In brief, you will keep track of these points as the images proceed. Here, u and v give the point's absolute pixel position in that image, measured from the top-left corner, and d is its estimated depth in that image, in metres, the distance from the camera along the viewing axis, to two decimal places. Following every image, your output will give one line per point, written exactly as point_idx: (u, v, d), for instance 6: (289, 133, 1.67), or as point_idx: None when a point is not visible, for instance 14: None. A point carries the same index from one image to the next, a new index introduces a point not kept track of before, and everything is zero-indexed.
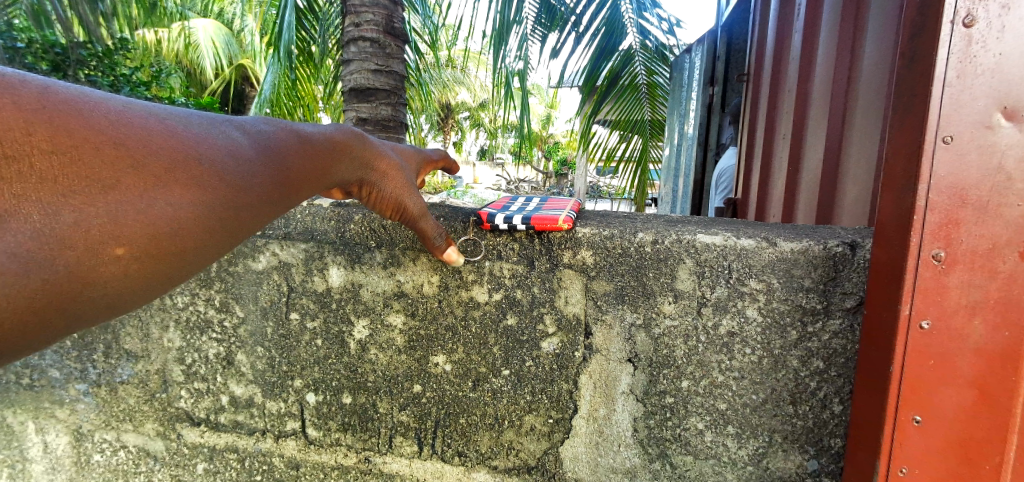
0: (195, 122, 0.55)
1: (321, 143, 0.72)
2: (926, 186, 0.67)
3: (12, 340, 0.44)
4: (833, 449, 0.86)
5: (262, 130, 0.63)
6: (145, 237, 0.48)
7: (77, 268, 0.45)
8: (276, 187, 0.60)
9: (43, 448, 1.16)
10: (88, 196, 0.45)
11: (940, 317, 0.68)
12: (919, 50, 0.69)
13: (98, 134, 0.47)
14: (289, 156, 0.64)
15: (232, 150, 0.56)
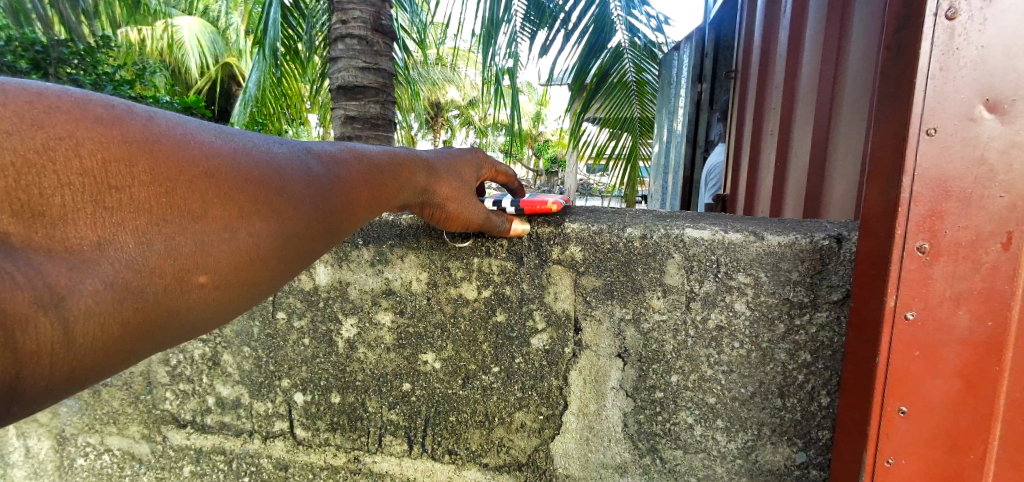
0: (278, 149, 0.58)
1: (393, 162, 0.74)
2: (910, 179, 0.68)
3: (102, 366, 0.46)
4: (821, 441, 0.86)
5: (339, 154, 0.66)
6: (228, 262, 0.51)
7: (166, 295, 0.48)
8: (344, 213, 0.63)
9: (25, 452, 1.14)
10: (179, 226, 0.48)
11: (926, 308, 0.69)
12: (903, 42, 0.69)
13: (191, 165, 0.50)
14: (358, 180, 0.66)
15: (312, 175, 0.60)
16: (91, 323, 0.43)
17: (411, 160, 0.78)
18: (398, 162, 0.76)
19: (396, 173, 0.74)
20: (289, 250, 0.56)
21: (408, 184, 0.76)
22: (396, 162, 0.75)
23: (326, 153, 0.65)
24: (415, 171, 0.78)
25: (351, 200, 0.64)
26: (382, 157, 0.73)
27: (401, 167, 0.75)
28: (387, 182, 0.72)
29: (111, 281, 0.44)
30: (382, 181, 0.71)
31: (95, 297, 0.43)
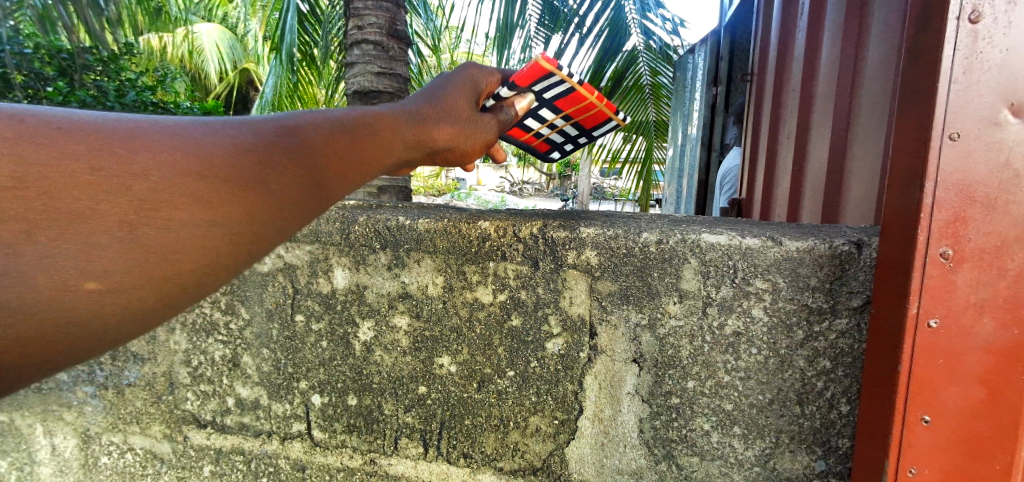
0: (229, 128, 0.57)
1: (364, 125, 0.72)
2: (933, 184, 0.67)
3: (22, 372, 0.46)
4: (841, 450, 0.85)
5: (297, 122, 0.64)
6: (131, 263, 0.48)
7: (62, 305, 0.45)
8: (306, 189, 0.61)
9: (51, 450, 1.17)
10: (57, 233, 0.44)
11: (949, 315, 0.68)
12: (924, 46, 0.68)
13: (102, 169, 0.47)
14: (322, 154, 0.64)
15: (264, 153, 0.58)
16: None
17: (386, 120, 0.77)
18: (373, 126, 0.74)
19: (368, 137, 0.72)
20: (251, 234, 0.55)
21: (386, 146, 0.75)
22: (369, 124, 0.73)
23: (283, 122, 0.63)
24: (392, 130, 0.77)
25: (313, 175, 0.62)
26: (351, 120, 0.71)
27: (375, 130, 0.74)
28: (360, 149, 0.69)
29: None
30: (354, 150, 0.68)
31: None
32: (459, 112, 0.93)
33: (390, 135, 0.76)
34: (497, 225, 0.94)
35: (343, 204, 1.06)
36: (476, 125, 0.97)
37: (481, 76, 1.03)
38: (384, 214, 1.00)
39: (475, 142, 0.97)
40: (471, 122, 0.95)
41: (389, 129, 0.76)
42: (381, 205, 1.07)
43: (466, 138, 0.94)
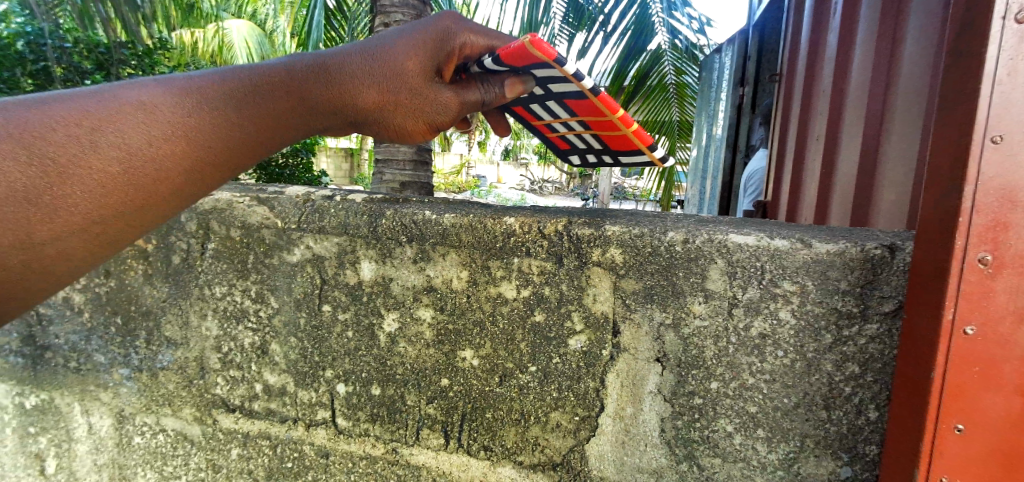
0: (53, 111, 0.56)
1: (237, 103, 0.67)
2: (973, 187, 0.65)
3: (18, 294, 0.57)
4: (868, 457, 0.84)
5: (144, 99, 0.61)
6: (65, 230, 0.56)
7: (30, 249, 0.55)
8: (179, 180, 0.63)
9: (88, 429, 1.22)
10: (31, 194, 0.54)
11: (986, 322, 0.66)
12: (966, 45, 0.67)
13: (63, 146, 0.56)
14: (200, 137, 0.63)
15: (57, 158, 0.55)
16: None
17: (279, 89, 0.70)
18: (248, 106, 0.68)
19: (235, 122, 0.66)
20: (103, 232, 0.59)
21: (265, 132, 0.69)
22: (240, 105, 0.67)
23: (133, 96, 0.61)
24: (283, 103, 0.71)
25: (186, 164, 0.63)
26: (217, 99, 0.66)
27: (245, 113, 0.67)
28: (209, 144, 0.64)
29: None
30: (197, 154, 0.63)
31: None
32: (406, 74, 0.84)
33: (279, 114, 0.70)
34: (522, 221, 0.95)
35: (371, 197, 1.08)
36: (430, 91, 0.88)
37: (456, 33, 0.93)
38: (411, 208, 1.01)
39: (427, 110, 0.89)
40: (421, 87, 0.86)
41: (276, 107, 0.70)
42: (407, 199, 1.09)
43: (408, 106, 0.85)
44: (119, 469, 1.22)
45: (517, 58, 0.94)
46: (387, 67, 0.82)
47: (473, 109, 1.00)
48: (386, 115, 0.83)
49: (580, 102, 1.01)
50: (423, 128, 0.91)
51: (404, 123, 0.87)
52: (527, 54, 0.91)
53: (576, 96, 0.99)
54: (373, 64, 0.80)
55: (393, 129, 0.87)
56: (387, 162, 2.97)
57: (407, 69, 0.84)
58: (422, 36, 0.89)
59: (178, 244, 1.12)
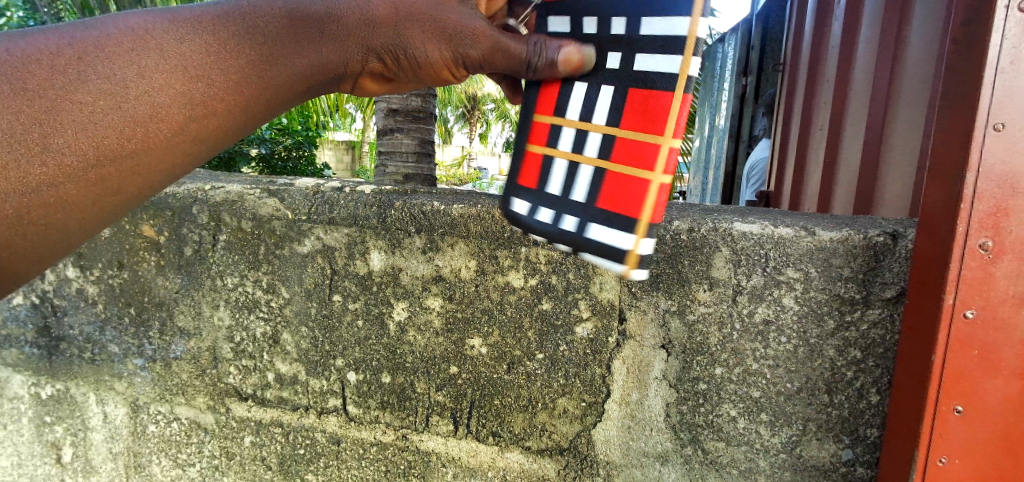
0: (33, 39, 0.49)
1: (236, 28, 0.56)
2: (975, 174, 0.66)
3: (35, 245, 0.52)
4: (870, 439, 0.85)
5: (135, 24, 0.53)
6: (60, 174, 0.49)
7: (31, 192, 0.49)
8: (189, 119, 0.54)
9: (103, 418, 1.24)
10: (24, 130, 0.47)
11: (986, 307, 0.68)
12: (971, 34, 0.67)
13: (54, 76, 0.49)
14: (201, 62, 0.54)
15: (40, 97, 0.48)
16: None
17: (283, 11, 0.59)
18: (247, 30, 0.57)
19: (239, 51, 0.56)
20: (111, 179, 0.52)
21: (273, 62, 0.58)
22: (241, 29, 0.56)
23: (123, 22, 0.53)
24: (291, 29, 0.59)
25: (196, 100, 0.54)
26: (215, 23, 0.55)
27: (245, 39, 0.56)
28: (213, 79, 0.55)
29: None
30: (197, 89, 0.54)
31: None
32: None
33: (285, 40, 0.58)
34: None
35: (380, 188, 1.10)
36: (455, 14, 0.69)
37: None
38: (420, 199, 1.02)
39: (449, 32, 0.69)
40: (444, 10, 0.69)
41: (281, 31, 0.58)
42: (415, 190, 1.10)
43: (426, 28, 0.68)
44: (134, 457, 1.24)
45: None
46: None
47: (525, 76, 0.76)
48: (405, 44, 0.68)
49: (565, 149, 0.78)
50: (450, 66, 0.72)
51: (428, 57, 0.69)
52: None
53: (648, 88, 0.71)
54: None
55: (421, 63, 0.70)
56: (390, 154, 2.98)
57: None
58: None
59: (191, 236, 1.13)
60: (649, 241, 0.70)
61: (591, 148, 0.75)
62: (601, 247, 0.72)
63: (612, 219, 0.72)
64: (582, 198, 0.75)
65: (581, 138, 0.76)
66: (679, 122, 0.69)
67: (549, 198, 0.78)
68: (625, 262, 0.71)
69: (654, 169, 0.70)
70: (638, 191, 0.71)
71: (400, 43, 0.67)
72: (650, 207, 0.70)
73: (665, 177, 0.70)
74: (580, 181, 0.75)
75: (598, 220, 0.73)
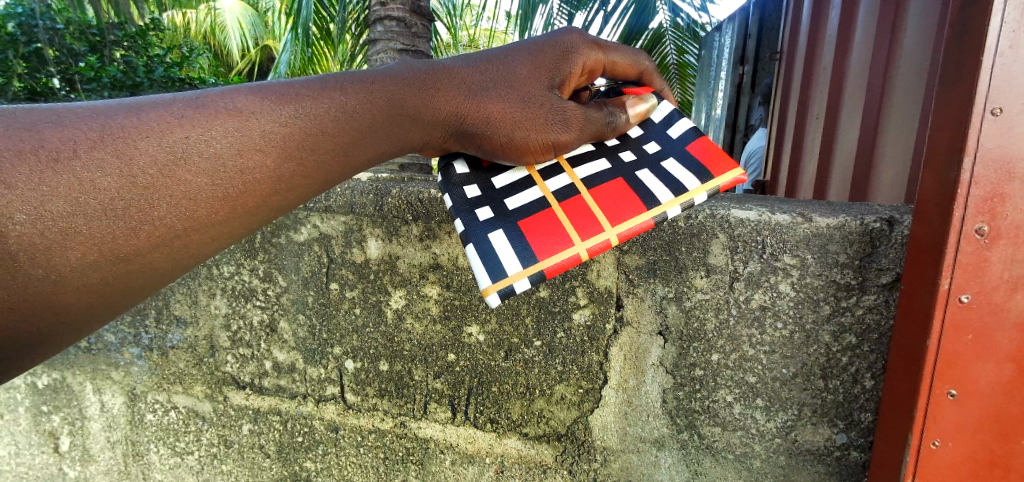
0: (145, 114, 0.58)
1: (337, 114, 0.67)
2: (972, 159, 0.66)
3: (115, 303, 0.60)
4: (864, 424, 0.86)
5: (237, 104, 0.63)
6: (150, 245, 0.58)
7: (124, 261, 0.57)
8: (269, 191, 0.64)
9: (100, 407, 1.24)
10: (123, 211, 0.55)
11: (980, 292, 0.68)
12: (971, 18, 0.67)
13: (162, 153, 0.57)
14: (300, 143, 0.65)
15: (146, 176, 0.56)
16: (82, 276, 0.55)
17: (384, 99, 0.70)
18: (350, 116, 0.68)
19: (332, 134, 0.66)
20: (189, 246, 0.61)
21: (361, 142, 0.69)
22: (343, 115, 0.67)
23: (228, 102, 0.63)
24: (386, 114, 0.70)
25: (282, 177, 0.64)
26: (319, 108, 0.66)
27: (343, 124, 0.67)
28: (303, 157, 0.65)
29: (83, 249, 0.54)
30: (284, 167, 0.64)
31: (84, 258, 0.55)
32: (521, 81, 0.74)
33: (380, 127, 0.70)
34: None
35: (376, 175, 1.09)
36: (546, 98, 0.74)
37: (585, 46, 0.78)
38: (417, 186, 1.02)
39: (529, 119, 0.73)
40: (536, 94, 0.74)
41: (376, 118, 0.69)
42: (412, 178, 1.09)
43: (517, 117, 0.73)
44: (132, 445, 1.24)
45: (713, 155, 0.76)
46: (500, 75, 0.75)
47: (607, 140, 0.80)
48: (484, 133, 0.74)
49: (537, 170, 0.79)
50: (541, 147, 0.75)
51: (516, 140, 0.74)
52: (706, 161, 0.76)
53: (631, 187, 0.76)
54: (485, 74, 0.75)
55: (507, 145, 0.74)
56: None
57: (521, 77, 0.75)
58: (539, 46, 0.76)
59: None
60: (527, 283, 0.69)
61: (553, 183, 0.77)
62: (488, 253, 0.72)
63: (519, 241, 0.72)
64: (511, 209, 0.76)
65: (552, 173, 0.78)
66: (630, 230, 0.72)
67: (486, 190, 0.78)
68: (494, 281, 0.70)
69: (581, 239, 0.72)
70: (554, 243, 0.72)
71: (492, 128, 0.73)
72: (552, 263, 0.71)
73: (583, 253, 0.72)
74: (521, 198, 0.77)
75: (508, 234, 0.73)
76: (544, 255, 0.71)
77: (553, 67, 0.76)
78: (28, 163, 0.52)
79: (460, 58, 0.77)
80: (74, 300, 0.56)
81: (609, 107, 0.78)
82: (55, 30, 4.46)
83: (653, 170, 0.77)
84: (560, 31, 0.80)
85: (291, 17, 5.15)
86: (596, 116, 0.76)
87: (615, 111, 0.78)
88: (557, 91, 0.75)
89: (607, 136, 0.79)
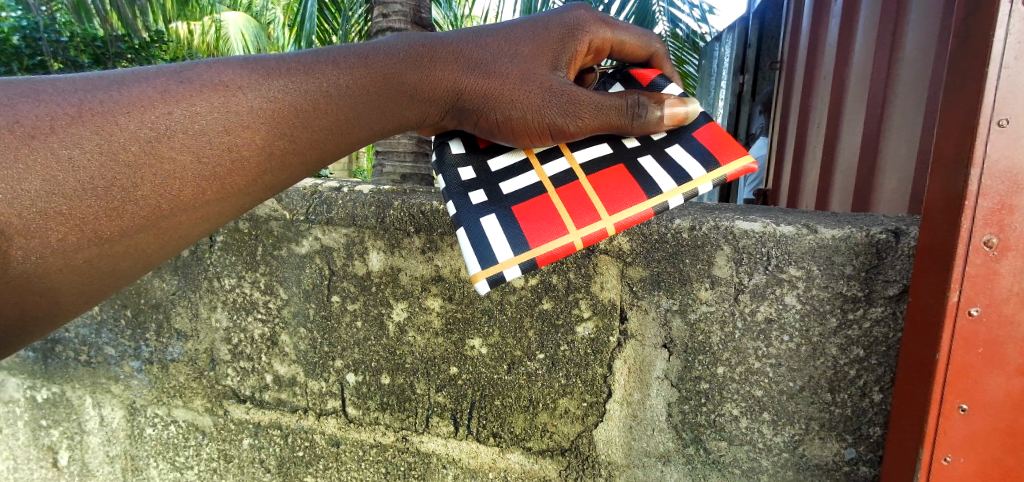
0: (129, 89, 0.59)
1: (332, 89, 0.66)
2: (980, 171, 0.65)
3: (105, 281, 0.62)
4: (872, 438, 0.85)
5: (224, 79, 0.63)
6: (134, 224, 0.59)
7: (108, 242, 0.58)
8: (258, 172, 0.64)
9: (100, 421, 1.23)
10: (104, 191, 0.56)
11: (990, 303, 0.67)
12: (973, 30, 0.67)
13: (145, 130, 0.58)
14: (294, 118, 0.64)
15: (128, 155, 0.57)
16: (67, 257, 0.57)
17: (378, 75, 0.69)
18: (342, 92, 0.67)
19: (325, 111, 0.66)
20: (176, 224, 0.62)
21: (353, 119, 0.68)
22: (334, 92, 0.66)
23: (215, 77, 0.63)
24: (379, 91, 0.69)
25: (270, 158, 0.64)
26: (310, 84, 0.65)
27: (335, 101, 0.66)
28: (295, 134, 0.65)
29: (65, 230, 0.55)
30: (274, 144, 0.64)
31: (67, 240, 0.56)
32: (523, 59, 0.71)
33: (374, 104, 0.69)
34: None
35: (378, 187, 1.09)
36: (549, 78, 0.71)
37: (594, 23, 0.74)
38: (419, 198, 1.01)
39: (530, 99, 0.70)
40: (537, 72, 0.71)
41: (369, 95, 0.68)
42: (415, 190, 1.09)
43: (516, 96, 0.70)
44: (131, 460, 1.23)
45: (721, 141, 0.74)
46: (502, 49, 0.72)
47: (628, 134, 0.74)
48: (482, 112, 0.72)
49: (535, 153, 0.78)
50: (540, 130, 0.72)
51: (513, 120, 0.71)
52: (714, 149, 0.74)
53: (633, 173, 0.74)
54: (488, 50, 0.72)
55: (502, 124, 0.72)
56: (388, 155, 2.90)
57: (524, 54, 0.72)
58: (546, 22, 0.73)
59: None
60: (517, 270, 0.69)
61: (551, 167, 0.76)
62: (480, 239, 0.71)
63: (511, 226, 0.72)
64: (504, 193, 0.75)
65: (550, 156, 0.77)
66: (628, 219, 0.72)
67: (482, 173, 0.78)
68: (484, 268, 0.69)
69: (576, 227, 0.71)
70: (549, 230, 0.71)
71: (488, 106, 0.71)
72: (546, 250, 0.70)
73: (578, 241, 0.71)
74: (516, 182, 0.76)
75: (501, 219, 0.73)
76: (538, 242, 0.71)
77: (559, 45, 0.72)
78: (4, 140, 0.52)
79: (465, 32, 0.74)
80: (61, 280, 0.58)
81: (637, 96, 0.72)
82: (59, 43, 4.50)
83: (656, 156, 0.75)
84: (570, 5, 0.76)
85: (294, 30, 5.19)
86: (609, 100, 0.71)
87: (646, 103, 0.72)
88: (562, 72, 0.72)
89: (628, 129, 0.73)
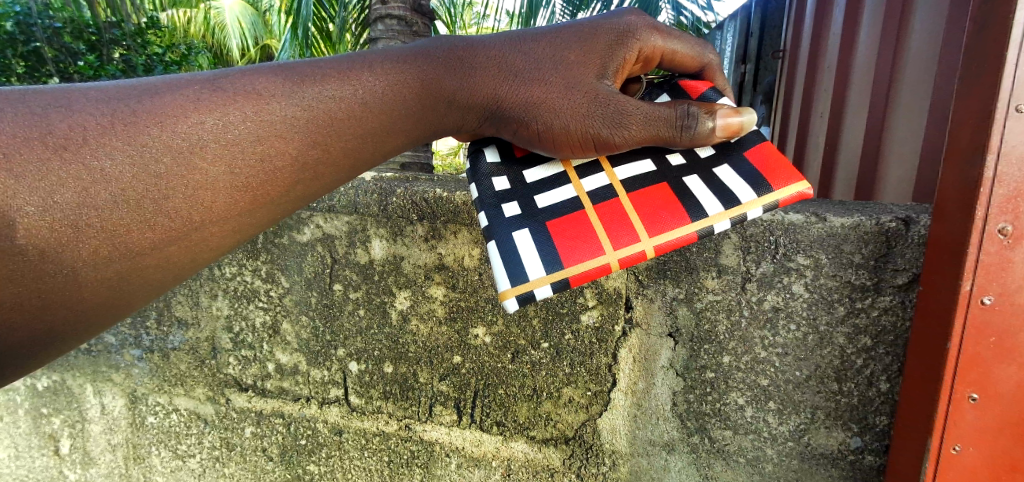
0: (160, 97, 0.58)
1: (367, 97, 0.65)
2: (995, 157, 0.64)
3: (134, 296, 0.61)
4: (879, 427, 0.84)
5: (256, 88, 0.61)
6: (166, 238, 0.58)
7: (138, 258, 0.57)
8: (289, 184, 0.63)
9: (101, 409, 1.23)
10: (136, 204, 0.55)
11: (1003, 293, 0.66)
12: (996, 12, 0.64)
13: (178, 141, 0.57)
14: (329, 126, 0.63)
15: (160, 166, 0.56)
16: (97, 272, 0.56)
17: (415, 81, 0.67)
18: (379, 100, 0.65)
19: (361, 118, 0.65)
20: (209, 238, 0.61)
21: (388, 127, 0.67)
22: (370, 98, 0.65)
23: (248, 85, 0.61)
24: (414, 96, 0.67)
25: (304, 171, 0.63)
26: (343, 90, 0.64)
27: (370, 108, 0.65)
28: (328, 143, 0.64)
29: (96, 243, 0.54)
30: (309, 153, 0.63)
31: (95, 254, 0.54)
32: (568, 66, 0.69)
33: (411, 112, 0.68)
34: None
35: (380, 175, 1.07)
36: (595, 87, 0.68)
37: (645, 30, 0.72)
38: (422, 185, 1.00)
39: (575, 108, 0.68)
40: (583, 80, 0.69)
41: (407, 102, 0.67)
42: (417, 177, 1.08)
43: (559, 105, 0.68)
44: (133, 448, 1.23)
45: (773, 163, 0.72)
46: (546, 54, 0.70)
47: (673, 147, 0.72)
48: (522, 120, 0.70)
49: (573, 167, 0.76)
50: (583, 140, 0.70)
51: (555, 129, 0.69)
52: (768, 172, 0.71)
53: (677, 193, 0.72)
54: (531, 55, 0.70)
55: (544, 133, 0.70)
56: None
57: (569, 60, 0.69)
58: (595, 27, 0.71)
59: None
60: (549, 289, 0.68)
61: (590, 183, 0.74)
62: (510, 254, 0.70)
63: (545, 244, 0.70)
64: (539, 206, 0.74)
65: (590, 171, 0.75)
66: (670, 242, 0.70)
67: (517, 184, 0.76)
68: (514, 285, 0.68)
69: (613, 248, 0.70)
70: (585, 249, 0.70)
71: (530, 114, 0.69)
72: (580, 270, 0.69)
73: (614, 263, 0.69)
74: (552, 196, 0.74)
75: (534, 234, 0.71)
76: (576, 262, 0.69)
77: (606, 52, 0.70)
78: (35, 150, 0.51)
79: (509, 35, 0.72)
80: (90, 294, 0.56)
81: (688, 106, 0.69)
82: (52, 28, 4.44)
83: (703, 176, 0.73)
84: (620, 11, 0.74)
85: (291, 16, 5.12)
86: (659, 111, 0.69)
87: (697, 113, 0.69)
88: (609, 80, 0.70)
89: (676, 141, 0.70)
